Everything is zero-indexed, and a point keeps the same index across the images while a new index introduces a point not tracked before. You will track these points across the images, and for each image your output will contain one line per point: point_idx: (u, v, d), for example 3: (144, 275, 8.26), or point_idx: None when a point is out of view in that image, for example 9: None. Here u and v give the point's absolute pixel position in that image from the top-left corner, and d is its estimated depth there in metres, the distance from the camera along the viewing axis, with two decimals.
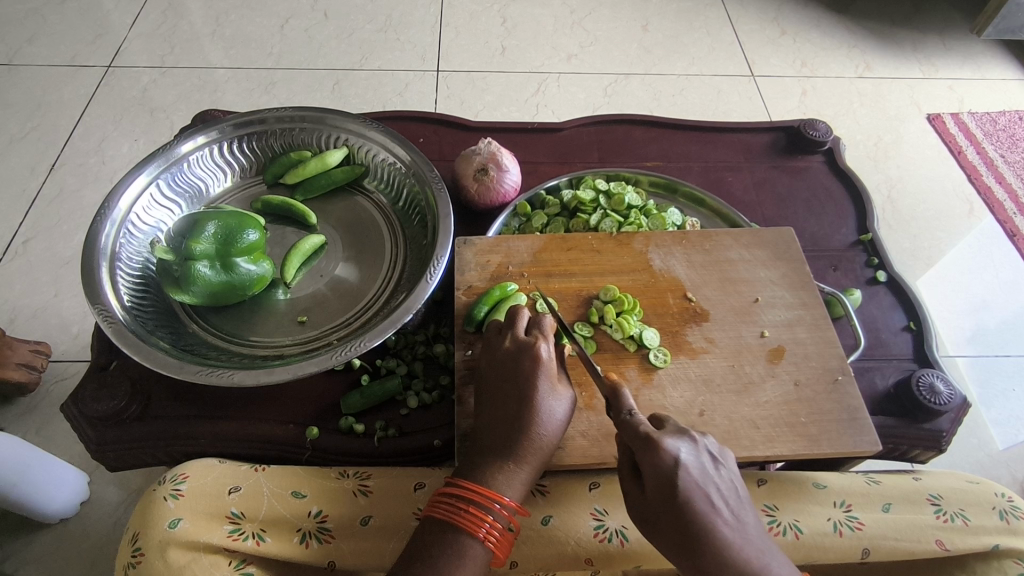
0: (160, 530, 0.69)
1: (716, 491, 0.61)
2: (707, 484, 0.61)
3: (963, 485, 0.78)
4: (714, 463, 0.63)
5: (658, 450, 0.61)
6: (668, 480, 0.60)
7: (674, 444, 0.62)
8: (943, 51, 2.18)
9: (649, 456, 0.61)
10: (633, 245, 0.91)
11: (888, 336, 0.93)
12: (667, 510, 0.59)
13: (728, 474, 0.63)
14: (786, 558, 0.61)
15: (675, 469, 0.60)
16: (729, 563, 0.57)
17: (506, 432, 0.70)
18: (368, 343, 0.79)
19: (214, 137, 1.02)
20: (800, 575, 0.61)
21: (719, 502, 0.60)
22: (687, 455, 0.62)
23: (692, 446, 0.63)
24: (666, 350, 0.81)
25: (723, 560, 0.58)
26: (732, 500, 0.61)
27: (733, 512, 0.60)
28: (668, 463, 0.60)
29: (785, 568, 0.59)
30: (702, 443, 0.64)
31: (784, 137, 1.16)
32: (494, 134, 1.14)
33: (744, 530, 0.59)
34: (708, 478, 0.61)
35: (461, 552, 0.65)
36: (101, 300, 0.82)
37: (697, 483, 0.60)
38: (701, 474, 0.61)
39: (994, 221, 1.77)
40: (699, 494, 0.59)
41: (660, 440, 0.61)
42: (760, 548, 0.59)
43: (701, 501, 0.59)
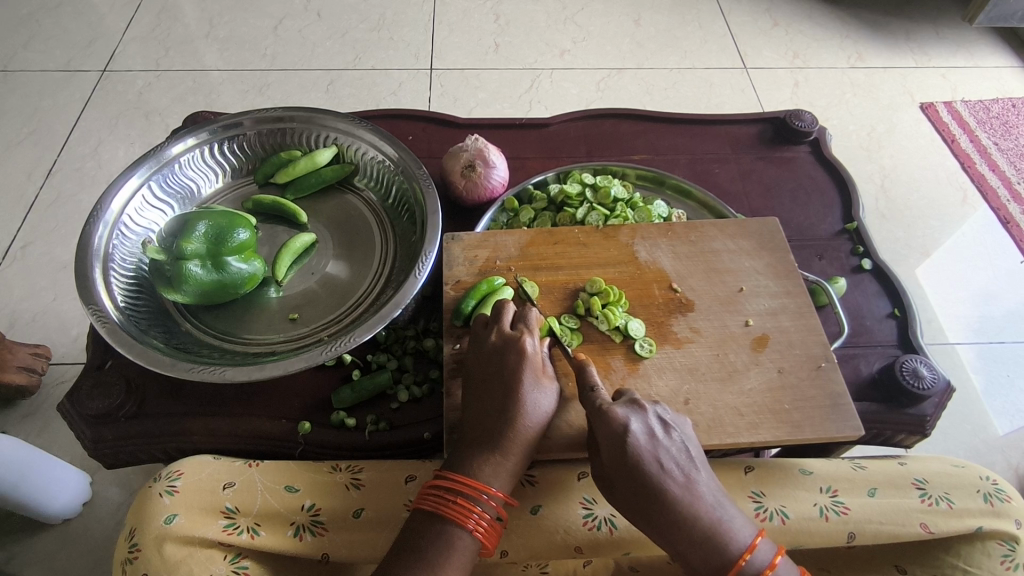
0: (156, 525, 0.70)
1: (665, 453, 0.67)
2: (657, 448, 0.67)
3: (948, 469, 0.79)
4: (665, 429, 0.69)
5: (608, 419, 0.68)
6: (618, 444, 0.67)
7: (625, 413, 0.69)
8: (935, 39, 2.19)
9: (602, 425, 0.68)
10: (619, 237, 0.92)
11: (872, 323, 0.94)
12: (620, 472, 0.67)
13: (680, 437, 0.69)
14: (740, 511, 0.68)
15: (625, 434, 0.67)
16: (677, 514, 0.65)
17: (491, 422, 0.71)
18: (357, 339, 0.80)
19: (204, 139, 1.03)
20: (756, 528, 0.67)
21: (666, 462, 0.67)
22: (637, 423, 0.68)
23: (642, 415, 0.69)
24: (651, 340, 0.82)
25: (670, 513, 0.65)
26: (683, 461, 0.67)
27: (684, 472, 0.67)
28: (618, 428, 0.67)
29: (734, 517, 0.66)
30: (653, 412, 0.70)
31: (770, 128, 1.17)
32: (482, 130, 1.16)
33: (693, 486, 0.66)
34: (657, 443, 0.67)
35: (450, 544, 0.66)
36: (94, 300, 0.84)
37: (646, 448, 0.67)
38: (651, 440, 0.67)
39: (988, 209, 1.78)
40: (648, 457, 0.66)
41: (611, 409, 0.69)
42: (708, 501, 0.65)
43: (650, 463, 0.66)
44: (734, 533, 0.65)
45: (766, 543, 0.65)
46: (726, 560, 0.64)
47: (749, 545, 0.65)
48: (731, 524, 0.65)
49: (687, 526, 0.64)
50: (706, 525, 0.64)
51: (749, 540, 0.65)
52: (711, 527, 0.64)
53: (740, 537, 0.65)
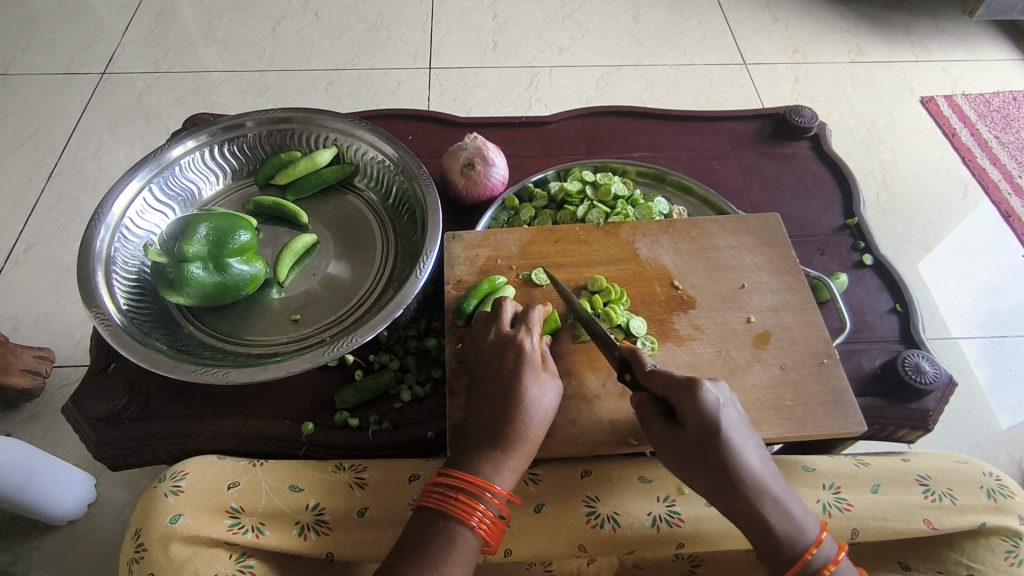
0: (162, 525, 0.71)
1: (745, 429, 0.67)
2: (740, 424, 0.67)
3: (952, 466, 0.79)
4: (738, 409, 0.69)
5: (700, 393, 0.66)
6: (712, 418, 0.65)
7: (711, 388, 0.68)
8: (936, 33, 2.18)
9: (694, 398, 0.66)
10: (620, 235, 0.92)
11: (874, 319, 0.94)
12: (712, 447, 0.65)
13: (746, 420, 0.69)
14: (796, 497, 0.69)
15: (717, 408, 0.66)
16: (764, 491, 0.64)
17: (495, 421, 0.71)
18: (359, 339, 0.80)
19: (204, 141, 1.03)
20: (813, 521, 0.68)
21: (746, 438, 0.66)
22: (723, 398, 0.68)
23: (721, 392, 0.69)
24: (653, 337, 0.82)
25: (757, 487, 0.64)
26: (755, 440, 0.68)
27: (758, 450, 0.67)
28: (709, 402, 0.66)
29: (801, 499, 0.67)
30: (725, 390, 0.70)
31: (770, 124, 1.17)
32: (482, 129, 1.16)
33: (767, 463, 0.67)
34: (739, 419, 0.67)
35: (453, 540, 0.67)
36: (97, 304, 0.84)
37: (733, 423, 0.66)
38: (735, 416, 0.67)
39: (989, 203, 1.77)
40: (734, 431, 0.66)
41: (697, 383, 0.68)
42: (782, 481, 0.66)
43: (738, 437, 0.66)
44: (806, 513, 0.65)
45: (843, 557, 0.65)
46: (805, 541, 0.64)
47: (814, 540, 0.64)
48: (800, 507, 0.66)
49: (772, 501, 0.64)
50: (786, 502, 0.65)
51: (815, 533, 0.64)
52: (788, 504, 0.65)
53: (811, 519, 0.65)
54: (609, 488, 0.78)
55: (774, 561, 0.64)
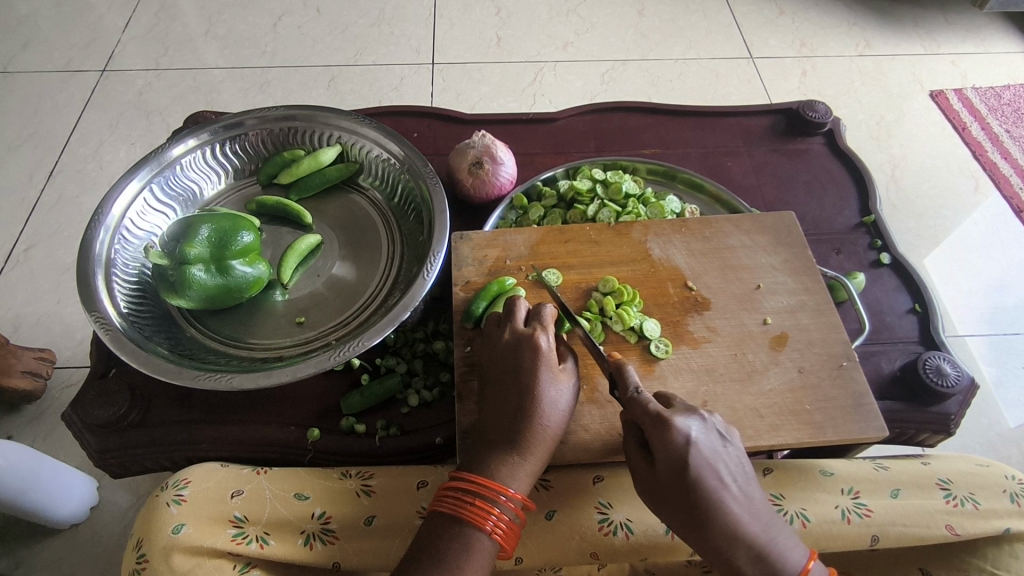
0: (164, 536, 0.69)
1: (724, 466, 0.64)
2: (717, 462, 0.63)
3: (972, 469, 0.77)
4: (722, 440, 0.65)
5: (669, 431, 0.63)
6: (681, 461, 0.62)
7: (686, 423, 0.64)
8: (945, 26, 2.15)
9: (661, 436, 0.63)
10: (631, 234, 0.90)
11: (892, 319, 0.92)
12: (678, 489, 0.63)
13: (734, 449, 0.66)
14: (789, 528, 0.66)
15: (689, 449, 0.62)
16: (736, 532, 0.62)
17: (508, 426, 0.69)
18: (366, 343, 0.78)
19: (206, 139, 1.01)
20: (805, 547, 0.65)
21: (723, 476, 0.63)
22: (698, 436, 0.64)
23: (701, 426, 0.65)
24: (667, 340, 0.80)
25: (729, 529, 0.62)
26: (739, 475, 0.64)
27: (740, 486, 0.64)
28: (681, 443, 0.63)
29: (788, 535, 0.64)
30: (710, 421, 0.66)
31: (783, 119, 1.14)
32: (489, 126, 1.13)
33: (750, 501, 0.63)
34: (717, 455, 0.64)
35: (468, 546, 0.65)
36: (97, 308, 0.82)
37: (707, 461, 0.63)
38: (711, 453, 0.63)
39: (1000, 198, 1.75)
40: (708, 472, 0.62)
41: (671, 419, 0.64)
42: (764, 518, 0.63)
43: (711, 478, 0.62)
44: (790, 551, 0.63)
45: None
46: None
47: (802, 566, 0.63)
48: (784, 545, 0.63)
49: (744, 543, 0.62)
50: (762, 542, 0.62)
51: (803, 562, 0.63)
52: (766, 544, 0.62)
53: (795, 557, 0.63)
54: (622, 493, 0.76)
55: None
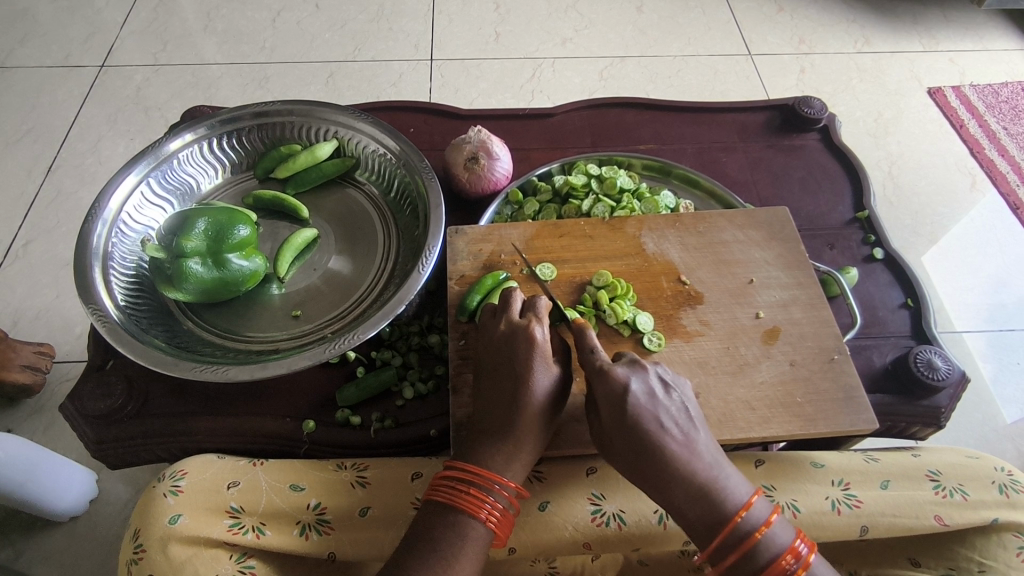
0: (160, 526, 0.69)
1: (664, 411, 0.65)
2: (656, 407, 0.65)
3: (962, 461, 0.78)
4: (665, 389, 0.67)
5: (607, 378, 0.66)
6: (618, 405, 0.65)
7: (625, 372, 0.67)
8: (943, 23, 2.15)
9: (601, 383, 0.67)
10: (626, 229, 0.90)
11: (885, 314, 0.92)
12: (619, 431, 0.65)
13: (680, 398, 0.67)
14: (741, 473, 0.66)
15: (625, 394, 0.65)
16: (675, 471, 0.63)
17: (502, 415, 0.70)
18: (361, 336, 0.79)
19: (203, 134, 1.02)
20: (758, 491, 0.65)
21: (663, 420, 0.65)
22: (637, 382, 0.66)
23: (643, 374, 0.67)
24: (660, 333, 0.81)
25: (667, 470, 0.63)
26: (682, 421, 0.66)
27: (683, 431, 0.65)
28: (618, 389, 0.66)
29: (733, 476, 0.64)
30: (653, 371, 0.68)
31: (778, 115, 1.15)
32: (485, 121, 1.14)
33: (692, 445, 0.64)
34: (656, 401, 0.66)
35: (463, 535, 0.66)
36: (94, 300, 0.83)
37: (645, 406, 0.65)
38: (650, 398, 0.66)
39: (997, 195, 1.75)
40: (646, 415, 0.64)
41: (612, 369, 0.67)
42: (706, 460, 0.64)
43: (648, 422, 0.64)
44: (731, 493, 0.63)
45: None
46: (722, 520, 0.62)
47: (744, 503, 0.63)
48: (726, 484, 0.63)
49: (684, 483, 0.63)
50: (701, 481, 0.63)
51: (746, 498, 0.63)
52: (706, 483, 0.63)
53: (737, 498, 0.63)
54: (614, 484, 0.77)
55: (693, 534, 0.64)
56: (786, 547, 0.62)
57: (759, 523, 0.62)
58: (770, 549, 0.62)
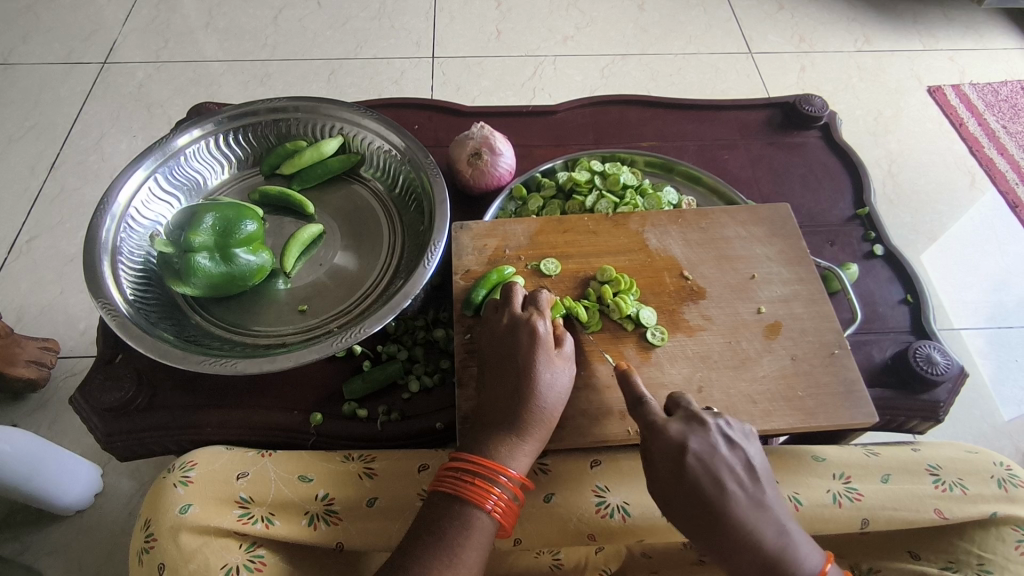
0: (171, 515, 0.70)
1: (726, 471, 0.66)
2: (716, 467, 0.66)
3: (961, 455, 0.79)
4: (729, 446, 0.68)
5: (663, 437, 0.68)
6: (676, 465, 0.67)
7: (683, 431, 0.68)
8: (943, 22, 2.16)
9: (657, 442, 0.68)
10: (629, 225, 0.91)
11: (884, 310, 0.93)
12: (678, 494, 0.66)
13: (745, 455, 0.68)
14: (810, 537, 0.66)
15: (683, 454, 0.67)
16: (740, 538, 0.64)
17: (506, 407, 0.71)
18: (368, 329, 0.80)
19: (210, 130, 1.03)
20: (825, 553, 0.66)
21: (726, 482, 0.66)
22: (696, 441, 0.67)
23: (704, 431, 0.68)
24: (663, 328, 0.82)
25: (731, 534, 0.64)
26: (745, 481, 0.66)
27: (747, 492, 0.66)
28: (674, 448, 0.67)
29: (802, 544, 0.64)
30: (716, 427, 0.69)
31: (779, 113, 1.16)
32: (489, 118, 1.15)
33: (756, 507, 0.65)
34: (717, 461, 0.67)
35: (469, 524, 0.67)
36: (104, 294, 0.84)
37: (704, 467, 0.66)
38: (711, 459, 0.67)
39: (995, 193, 1.76)
40: (704, 477, 0.66)
41: (667, 427, 0.69)
42: (772, 526, 0.64)
43: (709, 482, 0.65)
44: (798, 560, 0.63)
45: (833, 569, 0.65)
46: None
47: (818, 571, 0.63)
48: (795, 552, 0.63)
49: (749, 550, 0.64)
50: (768, 549, 0.63)
51: (819, 565, 0.64)
52: (774, 552, 0.63)
53: (808, 565, 0.63)
54: (619, 477, 0.78)
55: None
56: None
57: None
58: None
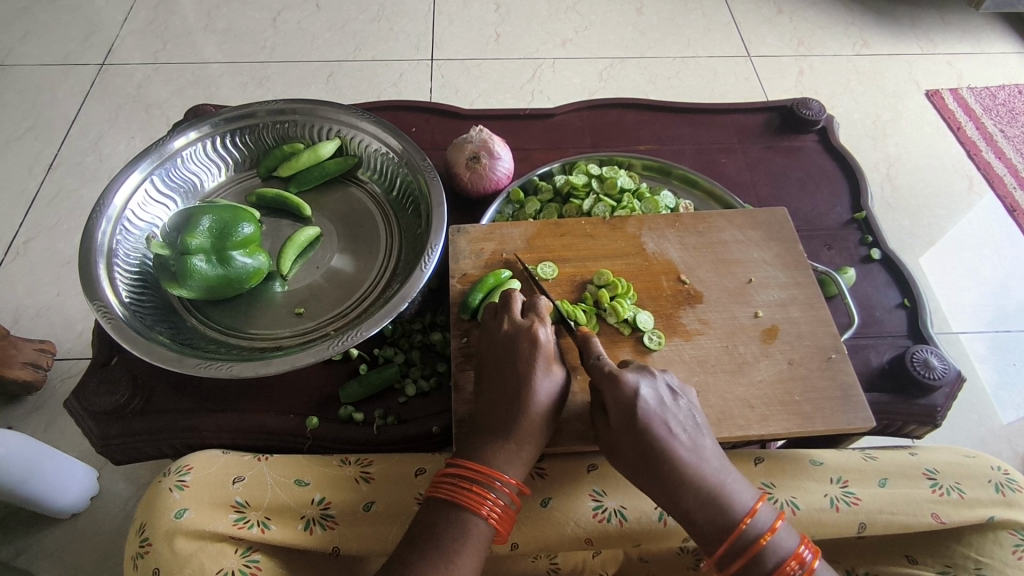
0: (166, 520, 0.70)
1: (673, 417, 0.67)
2: (665, 413, 0.67)
3: (960, 459, 0.79)
4: (673, 395, 0.69)
5: (619, 385, 0.67)
6: (629, 412, 0.66)
7: (634, 378, 0.68)
8: (941, 26, 2.17)
9: (611, 389, 0.68)
10: (626, 229, 0.91)
11: (882, 314, 0.93)
12: (629, 438, 0.67)
13: (687, 404, 0.69)
14: (746, 481, 0.68)
15: (636, 401, 0.67)
16: (684, 476, 0.65)
17: (503, 413, 0.71)
18: (364, 334, 0.79)
19: (207, 132, 1.02)
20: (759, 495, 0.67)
21: (674, 427, 0.67)
22: (647, 389, 0.68)
23: (652, 381, 0.69)
24: (660, 332, 0.82)
25: (678, 475, 0.65)
26: (689, 427, 0.67)
27: (691, 437, 0.67)
28: (628, 394, 0.67)
29: (739, 483, 0.66)
30: (661, 378, 0.70)
31: (777, 117, 1.16)
32: (487, 121, 1.14)
33: (700, 450, 0.66)
34: (665, 407, 0.67)
35: (465, 531, 0.66)
36: (99, 297, 0.83)
37: (655, 412, 0.67)
38: (660, 405, 0.67)
39: (993, 197, 1.76)
40: (655, 421, 0.66)
41: (621, 375, 0.68)
42: (714, 467, 0.66)
43: (659, 427, 0.66)
44: (739, 499, 0.65)
45: (766, 508, 0.65)
46: (731, 523, 0.64)
47: (749, 509, 0.64)
48: (734, 489, 0.65)
49: (692, 488, 0.65)
50: (712, 488, 0.65)
51: (751, 503, 0.65)
52: (716, 490, 0.65)
53: (743, 503, 0.65)
54: (616, 482, 0.77)
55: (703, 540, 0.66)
56: (791, 554, 0.63)
57: (764, 529, 0.64)
58: (776, 555, 0.63)
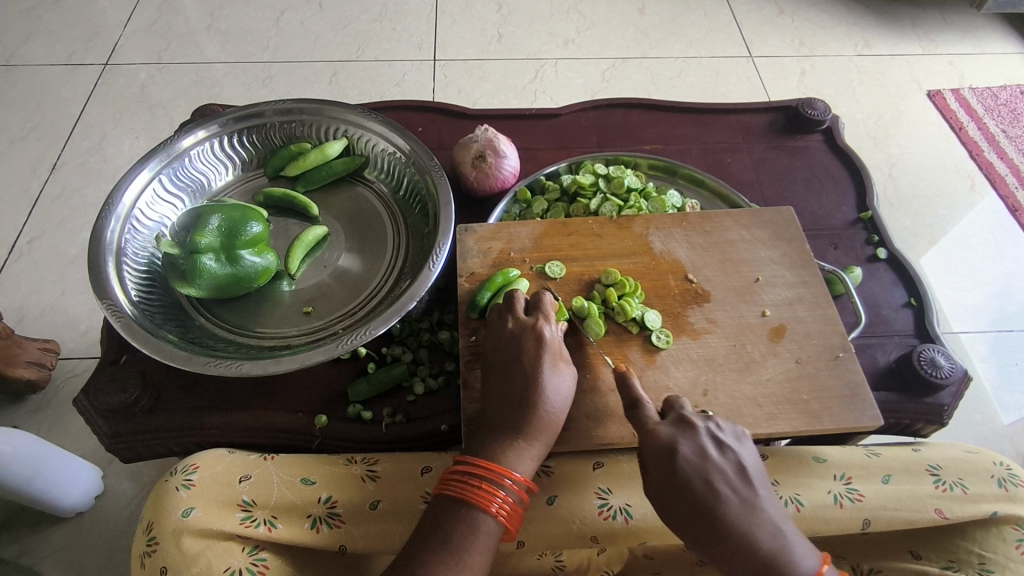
0: (173, 519, 0.70)
1: (717, 475, 0.66)
2: (708, 470, 0.66)
3: (963, 456, 0.79)
4: (720, 448, 0.68)
5: (654, 442, 0.68)
6: (666, 471, 0.67)
7: (672, 435, 0.68)
8: (942, 26, 2.17)
9: (647, 447, 0.68)
10: (633, 228, 0.91)
11: (888, 313, 0.94)
12: (671, 498, 0.66)
13: (736, 457, 0.67)
14: (811, 542, 0.65)
15: (672, 459, 0.67)
16: (734, 539, 0.63)
17: (512, 411, 0.71)
18: (373, 331, 0.80)
19: (214, 131, 1.03)
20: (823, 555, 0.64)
21: (719, 485, 0.65)
22: (686, 444, 0.67)
23: (692, 435, 0.68)
24: (668, 331, 0.82)
25: (728, 536, 0.63)
26: (738, 484, 0.66)
27: (740, 494, 0.65)
28: (664, 452, 0.67)
29: (798, 543, 0.63)
30: (706, 430, 0.69)
31: (782, 117, 1.16)
32: (493, 120, 1.15)
33: (751, 510, 0.64)
34: (709, 464, 0.66)
35: (474, 527, 0.66)
36: (108, 295, 0.83)
37: (695, 470, 0.66)
38: (702, 462, 0.66)
39: (995, 197, 1.77)
40: (696, 480, 0.65)
41: (657, 432, 0.69)
42: (768, 528, 0.63)
43: (698, 486, 0.65)
44: (798, 561, 0.62)
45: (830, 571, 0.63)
46: None
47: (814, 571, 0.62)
48: (793, 550, 0.63)
49: (744, 552, 0.62)
50: (765, 552, 0.62)
51: (815, 567, 0.63)
52: (771, 553, 0.62)
53: (802, 564, 0.62)
54: (621, 480, 0.78)
55: None
56: None
57: None
58: None
